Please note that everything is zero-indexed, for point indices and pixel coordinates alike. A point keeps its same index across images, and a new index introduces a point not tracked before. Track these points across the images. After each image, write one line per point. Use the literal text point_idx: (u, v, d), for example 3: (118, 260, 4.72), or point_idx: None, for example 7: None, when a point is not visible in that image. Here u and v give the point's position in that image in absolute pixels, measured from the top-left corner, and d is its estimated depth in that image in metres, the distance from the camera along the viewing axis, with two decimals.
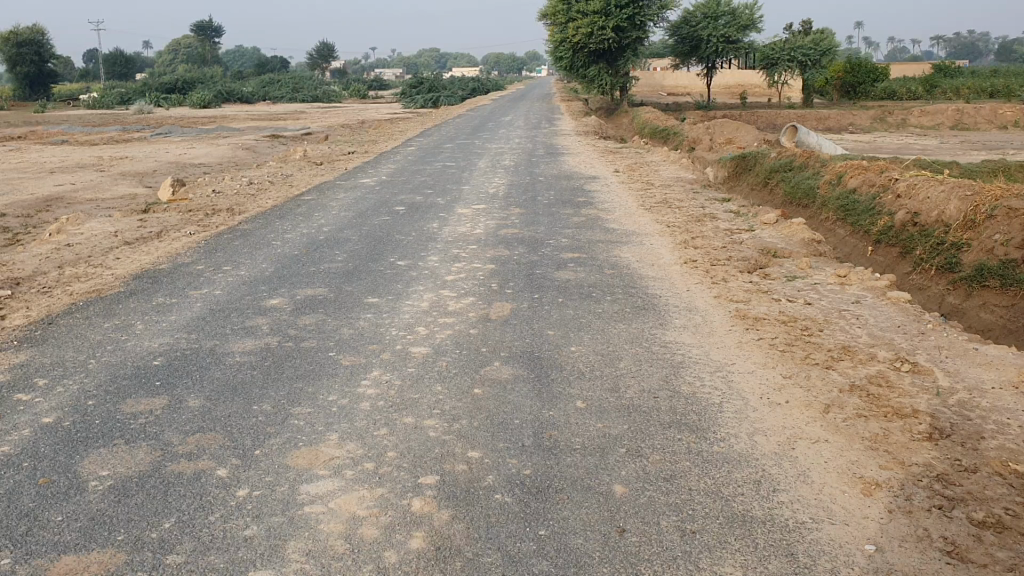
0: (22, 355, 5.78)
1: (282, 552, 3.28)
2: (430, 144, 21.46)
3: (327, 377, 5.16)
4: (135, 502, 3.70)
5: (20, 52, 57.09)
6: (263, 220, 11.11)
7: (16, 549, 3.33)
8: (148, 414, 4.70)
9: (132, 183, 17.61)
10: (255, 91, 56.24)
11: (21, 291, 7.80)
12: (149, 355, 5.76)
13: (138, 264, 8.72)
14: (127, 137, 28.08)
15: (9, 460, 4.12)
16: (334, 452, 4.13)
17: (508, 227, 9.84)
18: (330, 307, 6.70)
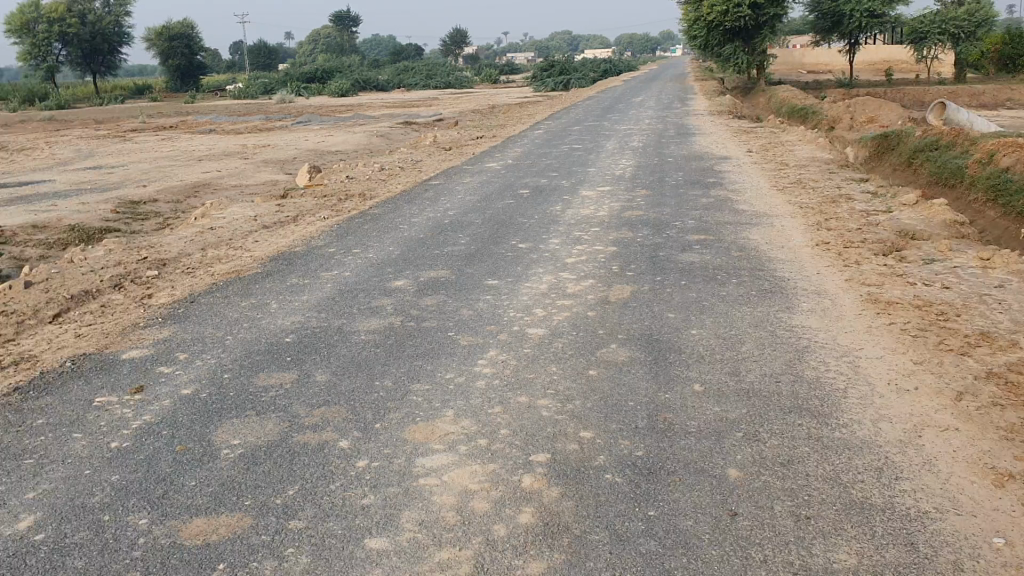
0: (165, 331, 6.15)
1: (396, 522, 3.39)
2: (559, 127, 21.47)
3: (446, 356, 5.27)
4: (261, 470, 3.90)
5: (172, 45, 60.22)
6: (393, 204, 11.41)
7: (152, 511, 3.56)
8: (278, 387, 4.93)
9: (273, 169, 18.36)
10: (390, 80, 57.61)
11: (169, 271, 8.29)
12: (282, 332, 6.02)
13: (274, 247, 9.10)
14: (270, 126, 29.30)
15: (150, 428, 4.41)
16: (449, 428, 4.23)
17: (632, 209, 9.77)
18: (451, 289, 6.83)
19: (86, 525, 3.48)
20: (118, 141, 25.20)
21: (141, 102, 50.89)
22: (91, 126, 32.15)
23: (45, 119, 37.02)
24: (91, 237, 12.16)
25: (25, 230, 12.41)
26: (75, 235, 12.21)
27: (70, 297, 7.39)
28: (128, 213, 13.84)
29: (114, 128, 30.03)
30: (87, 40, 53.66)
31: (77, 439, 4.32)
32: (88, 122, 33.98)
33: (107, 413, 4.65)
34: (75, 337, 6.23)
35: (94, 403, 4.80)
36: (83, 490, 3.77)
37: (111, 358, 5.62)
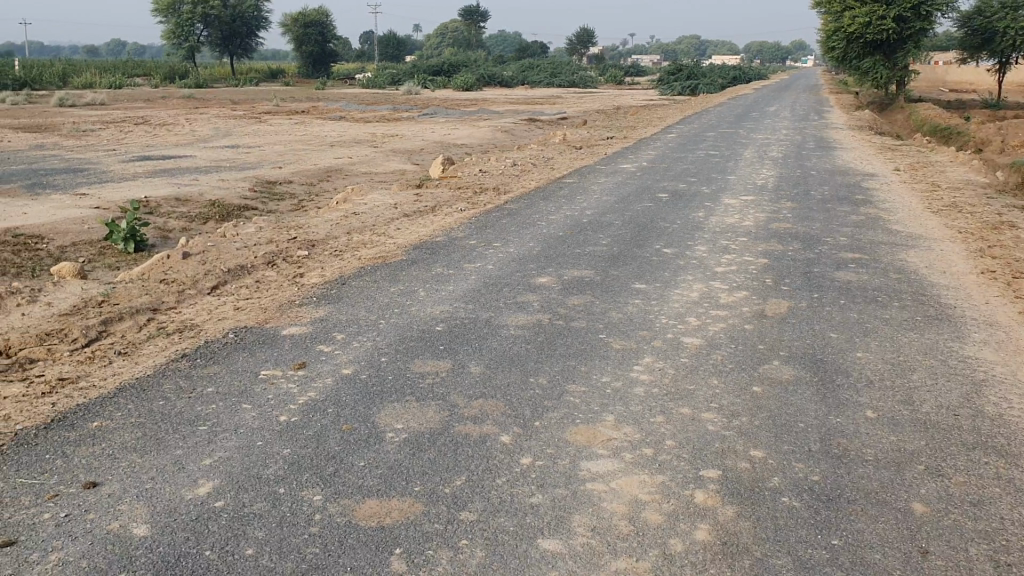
0: (320, 311, 6.30)
1: (567, 525, 3.34)
2: (692, 132, 21.12)
3: (601, 358, 5.20)
4: (426, 457, 3.92)
5: (307, 32, 61.89)
6: (529, 200, 11.42)
7: (325, 488, 3.65)
8: (434, 374, 4.96)
9: (402, 159, 18.65)
10: (515, 77, 57.96)
11: (316, 253, 8.48)
12: (433, 320, 6.07)
13: (417, 235, 9.23)
14: (398, 116, 29.77)
15: (316, 405, 4.51)
16: (613, 434, 4.16)
17: (779, 222, 9.49)
18: (598, 289, 6.76)
19: (262, 497, 3.59)
20: (255, 122, 26.03)
21: (276, 86, 52.47)
22: (226, 106, 33.29)
23: (185, 96, 38.59)
24: (230, 213, 12.58)
25: (171, 202, 12.93)
26: (216, 210, 12.66)
27: (227, 271, 7.63)
28: (265, 193, 14.29)
29: (249, 110, 31.05)
30: (226, 23, 55.70)
31: (247, 410, 4.45)
32: (225, 102, 35.21)
33: (273, 387, 4.77)
34: (234, 310, 6.43)
35: (260, 375, 4.95)
36: (258, 461, 3.90)
37: (271, 333, 5.76)
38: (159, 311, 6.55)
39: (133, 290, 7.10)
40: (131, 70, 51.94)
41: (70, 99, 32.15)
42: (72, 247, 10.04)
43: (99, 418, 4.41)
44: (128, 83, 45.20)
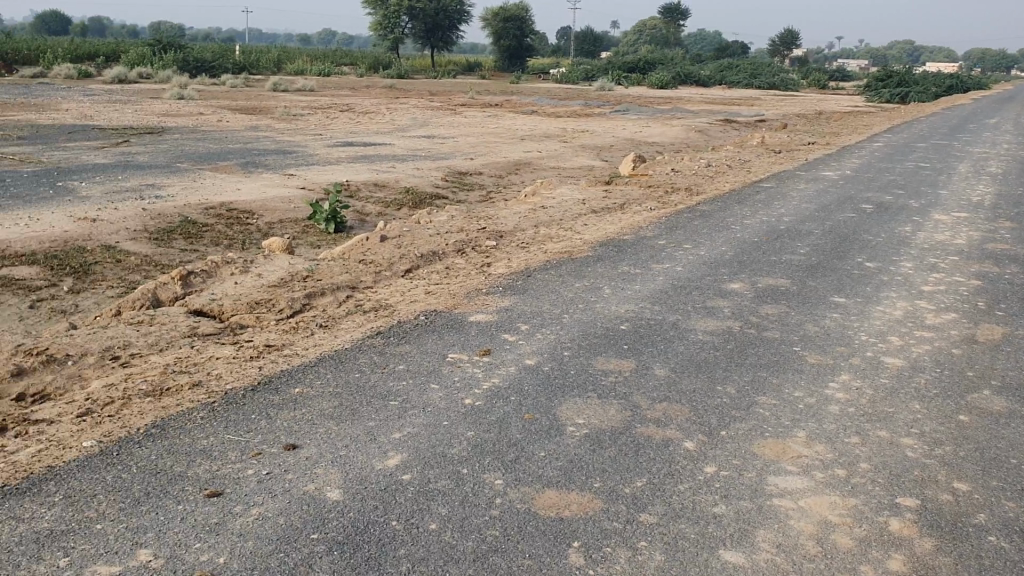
0: (507, 301, 6.40)
1: (751, 538, 3.25)
2: (900, 141, 20.00)
3: (792, 372, 5.01)
4: (608, 454, 3.92)
5: (506, 27, 62.99)
6: (722, 203, 11.16)
7: (507, 473, 3.72)
8: (619, 373, 4.94)
9: (593, 155, 18.68)
10: (712, 76, 56.83)
11: (505, 244, 8.64)
12: (619, 319, 6.04)
13: (605, 232, 9.21)
14: (591, 112, 29.83)
15: (500, 392, 4.59)
16: (802, 451, 4.00)
17: (996, 242, 8.83)
18: (793, 300, 6.53)
19: (446, 475, 3.71)
20: (451, 114, 26.79)
21: (472, 78, 53.77)
22: (424, 97, 34.44)
23: (387, 85, 40.17)
24: (424, 201, 13.01)
25: (369, 187, 13.52)
26: (410, 197, 13.12)
27: (420, 255, 7.90)
28: (457, 183, 14.68)
29: (446, 102, 31.95)
30: (430, 15, 57.38)
31: (435, 390, 4.60)
32: (423, 93, 36.38)
33: (460, 370, 4.90)
34: (425, 293, 6.65)
35: (448, 358, 5.09)
36: (443, 440, 4.02)
37: (460, 318, 5.92)
38: (356, 289, 6.87)
39: (333, 268, 7.47)
40: (339, 58, 54.56)
41: (283, 84, 34.18)
42: (279, 224, 10.68)
43: (299, 385, 4.68)
44: (335, 70, 47.53)
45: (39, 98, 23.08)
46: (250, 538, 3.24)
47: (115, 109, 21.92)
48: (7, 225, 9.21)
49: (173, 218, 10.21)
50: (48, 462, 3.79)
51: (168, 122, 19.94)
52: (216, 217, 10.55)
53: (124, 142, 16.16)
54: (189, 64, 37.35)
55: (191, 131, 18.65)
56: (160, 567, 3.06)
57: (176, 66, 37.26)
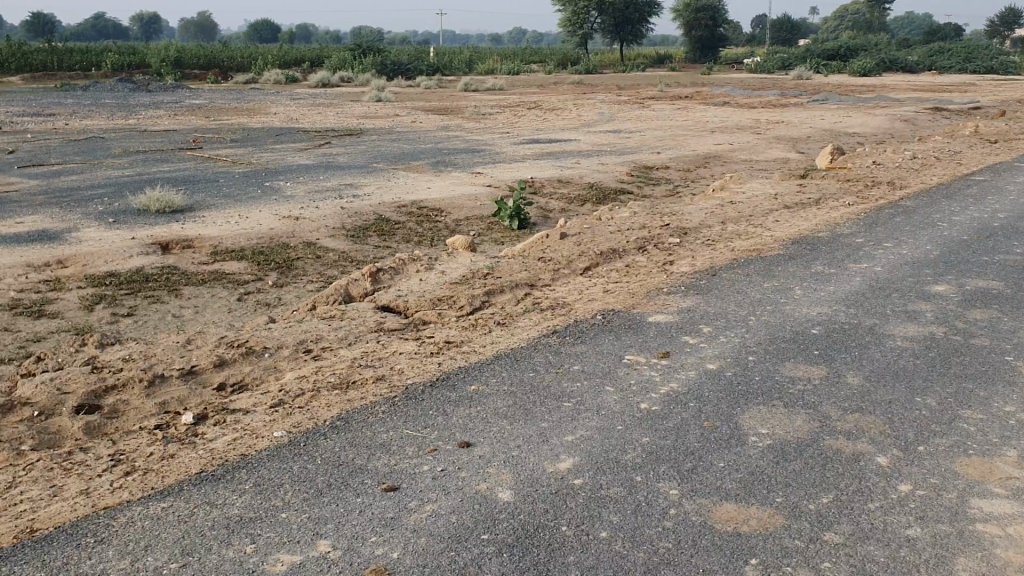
0: (689, 301, 6.23)
1: (949, 567, 2.99)
2: None
3: (1005, 385, 4.58)
4: (791, 467, 3.72)
5: (697, 17, 61.58)
6: (928, 198, 10.43)
7: (682, 483, 3.60)
8: (806, 381, 4.68)
9: (787, 148, 17.96)
10: (920, 61, 53.40)
11: (689, 241, 8.42)
12: (808, 322, 5.74)
13: (796, 229, 8.81)
14: (785, 102, 28.71)
15: (678, 398, 4.46)
16: (1013, 472, 3.64)
17: None
18: (1007, 305, 5.99)
19: (619, 481, 3.63)
20: (639, 108, 26.49)
21: (663, 71, 52.98)
22: (612, 92, 34.27)
23: (576, 81, 40.29)
24: (609, 197, 12.93)
25: (554, 184, 13.59)
26: (595, 193, 13.07)
27: (601, 253, 7.84)
28: (643, 178, 14.49)
29: (635, 96, 31.67)
30: (620, 10, 56.46)
31: (611, 393, 4.53)
32: (611, 88, 36.21)
33: (637, 374, 4.80)
34: (605, 292, 6.58)
35: (625, 360, 5.01)
36: (618, 446, 3.95)
37: (639, 318, 5.82)
38: (536, 287, 6.89)
39: (514, 266, 7.52)
40: (529, 56, 55.32)
41: (475, 84, 34.93)
42: (465, 221, 10.90)
43: (477, 382, 4.73)
44: (525, 68, 48.09)
45: (252, 103, 24.67)
46: (423, 535, 3.29)
47: (319, 112, 23.14)
48: (219, 223, 9.88)
49: (367, 215, 10.63)
50: (242, 450, 4.00)
51: (365, 123, 20.87)
52: (407, 215, 10.90)
53: (325, 143, 17.01)
54: (386, 67, 38.86)
55: (387, 132, 19.39)
56: (338, 558, 3.15)
57: (374, 69, 38.85)
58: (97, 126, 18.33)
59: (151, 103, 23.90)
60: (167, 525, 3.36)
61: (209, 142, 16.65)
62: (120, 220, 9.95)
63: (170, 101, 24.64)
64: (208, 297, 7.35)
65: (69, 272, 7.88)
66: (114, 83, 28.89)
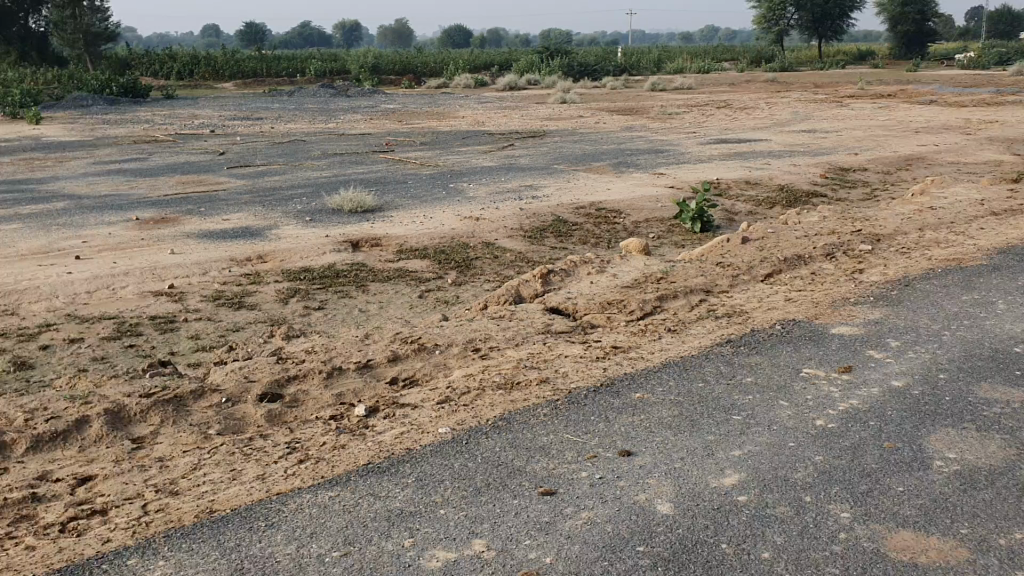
0: (877, 312, 5.88)
1: None
2: None
3: None
4: (981, 497, 3.43)
5: (905, 11, 58.09)
6: None
7: (856, 506, 3.40)
8: (1005, 404, 4.31)
9: (1000, 149, 16.64)
10: None
11: (882, 249, 7.96)
12: (1010, 339, 5.29)
13: (1004, 238, 8.14)
14: (1002, 100, 26.61)
15: (857, 415, 4.22)
16: None
17: None
18: None
19: (787, 500, 3.47)
20: (835, 107, 25.32)
21: (864, 68, 50.40)
22: (808, 90, 32.92)
23: (769, 80, 38.99)
24: (798, 199, 12.42)
25: (740, 185, 13.21)
26: (783, 196, 12.60)
27: (783, 260, 7.54)
28: (836, 181, 13.82)
29: (832, 94, 30.30)
30: (818, 5, 51.73)
31: (784, 408, 4.35)
32: (808, 86, 34.74)
33: (813, 388, 4.58)
34: (785, 301, 6.33)
35: (801, 373, 4.79)
36: (787, 463, 3.77)
37: (819, 330, 5.55)
38: (712, 294, 6.71)
39: (690, 270, 7.36)
40: (720, 55, 54.09)
41: (662, 84, 34.50)
42: (645, 223, 10.77)
43: (642, 390, 4.66)
44: (715, 67, 47.02)
45: (442, 107, 25.45)
46: (577, 542, 3.26)
47: (506, 114, 23.58)
48: (405, 223, 10.24)
49: (546, 217, 10.71)
50: (407, 445, 4.12)
51: (550, 125, 21.06)
52: (586, 216, 10.90)
53: (510, 145, 17.31)
54: (574, 68, 39.06)
55: (571, 133, 19.49)
56: (491, 559, 3.18)
57: (562, 71, 39.15)
58: (300, 130, 19.45)
59: (350, 107, 25.12)
60: (333, 513, 3.50)
61: (400, 144, 17.32)
62: (315, 218, 10.51)
63: (367, 105, 25.81)
64: (390, 293, 7.63)
65: (266, 266, 8.40)
66: (317, 89, 30.58)
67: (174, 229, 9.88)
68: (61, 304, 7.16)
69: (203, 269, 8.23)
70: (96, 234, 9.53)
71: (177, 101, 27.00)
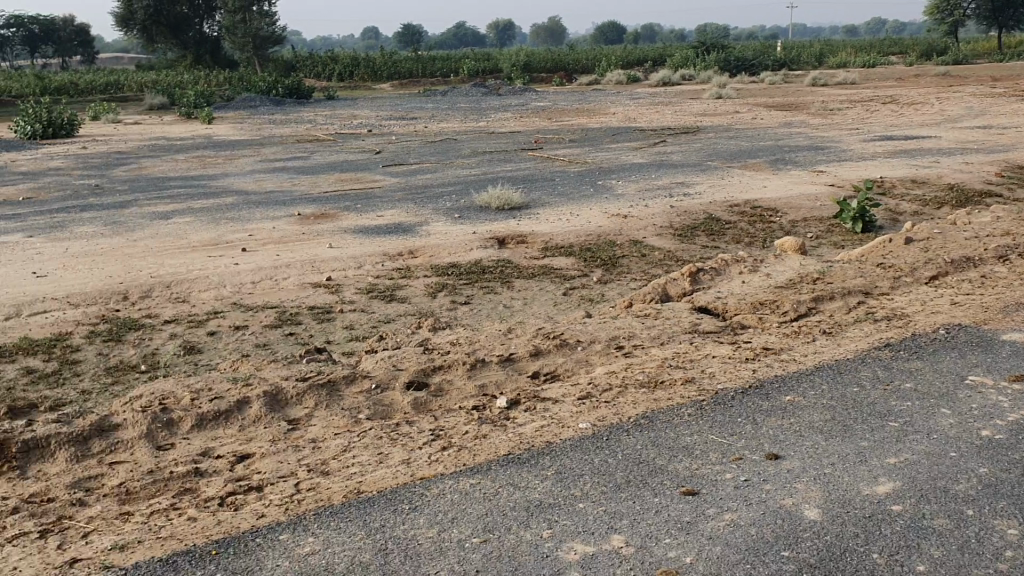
0: None
1: None
2: None
3: None
4: None
5: None
6: None
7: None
8: None
9: None
10: None
11: None
12: None
13: None
14: None
15: None
16: None
17: None
18: None
19: (946, 512, 3.28)
20: (1016, 100, 23.70)
21: None
22: (985, 83, 30.96)
23: (942, 73, 36.92)
24: (970, 199, 11.70)
25: (906, 184, 12.57)
26: (954, 195, 11.90)
27: (951, 262, 7.12)
28: (1014, 180, 12.92)
29: (1012, 87, 28.38)
30: None
31: (946, 416, 4.11)
32: (985, 79, 32.67)
33: (979, 397, 4.31)
34: (951, 305, 5.98)
35: (967, 380, 4.52)
36: (948, 474, 3.57)
37: (989, 336, 5.21)
38: (870, 296, 6.42)
39: (848, 270, 7.07)
40: (888, 48, 51.62)
41: (823, 78, 33.20)
42: (802, 222, 10.40)
43: (791, 392, 4.51)
44: (881, 60, 44.83)
45: (593, 105, 25.35)
46: (719, 543, 3.19)
47: (659, 111, 23.29)
48: (554, 220, 10.28)
49: (697, 215, 10.51)
50: (548, 438, 4.13)
51: (704, 121, 20.66)
52: (739, 215, 10.63)
53: (661, 142, 17.09)
54: (730, 63, 38.15)
55: (725, 130, 19.06)
56: (630, 555, 3.15)
57: (717, 66, 38.32)
58: (453, 128, 19.83)
59: (502, 106, 25.41)
60: (474, 501, 3.55)
61: (550, 142, 17.41)
62: (465, 215, 10.70)
63: (518, 104, 26.02)
64: (537, 289, 7.67)
65: (417, 261, 8.62)
66: (470, 88, 31.12)
67: (332, 224, 10.28)
68: (228, 293, 7.58)
69: (358, 263, 8.52)
70: (261, 228, 10.03)
71: (338, 102, 28.09)
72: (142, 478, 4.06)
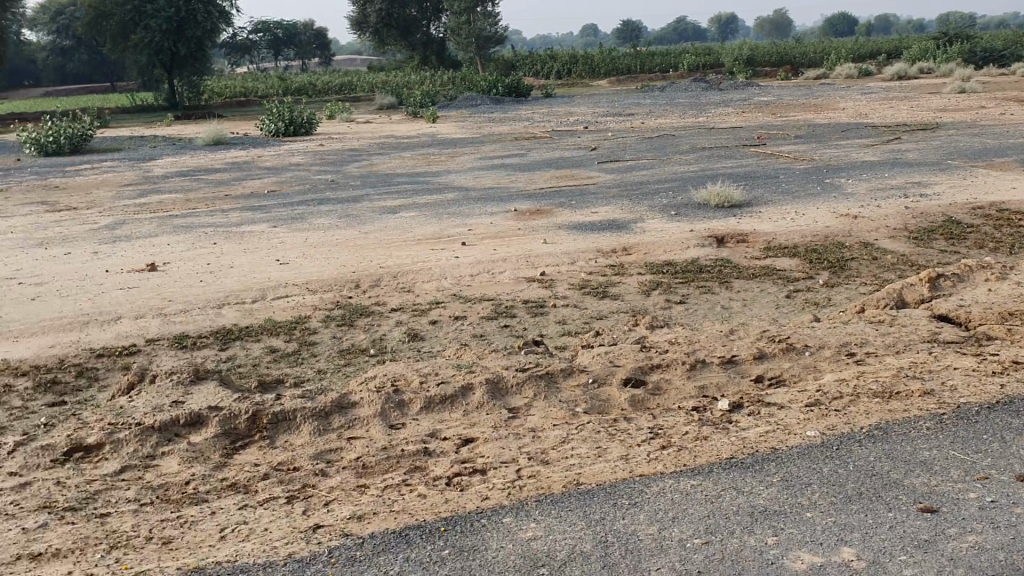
0: None
1: None
2: None
3: None
4: None
5: None
6: None
7: None
8: None
9: None
10: None
11: None
12: None
13: None
14: None
15: None
16: None
17: None
18: None
19: None
20: None
21: None
22: None
23: None
24: None
25: None
26: None
27: None
28: None
29: None
30: None
31: None
32: None
33: None
34: None
35: None
36: None
37: None
38: None
39: None
40: None
41: None
42: None
43: None
44: None
45: (821, 99, 24.27)
46: (962, 565, 3.00)
47: (893, 105, 21.98)
48: (776, 220, 9.96)
49: (935, 217, 9.86)
50: (773, 444, 4.03)
51: (944, 117, 19.30)
52: (983, 218, 9.87)
53: (895, 138, 16.14)
54: (976, 54, 35.37)
55: (969, 126, 17.72)
56: (862, 569, 3.02)
57: (960, 58, 35.64)
58: (671, 125, 19.60)
59: (722, 101, 24.84)
60: (695, 501, 3.53)
61: (773, 138, 16.87)
62: (682, 212, 10.57)
63: (739, 98, 25.35)
64: (757, 291, 7.48)
65: (632, 258, 8.62)
66: (689, 83, 30.69)
67: (549, 220, 10.45)
68: (449, 284, 7.89)
69: (573, 258, 8.63)
70: (480, 223, 10.36)
71: (556, 99, 28.50)
72: (376, 454, 4.33)
